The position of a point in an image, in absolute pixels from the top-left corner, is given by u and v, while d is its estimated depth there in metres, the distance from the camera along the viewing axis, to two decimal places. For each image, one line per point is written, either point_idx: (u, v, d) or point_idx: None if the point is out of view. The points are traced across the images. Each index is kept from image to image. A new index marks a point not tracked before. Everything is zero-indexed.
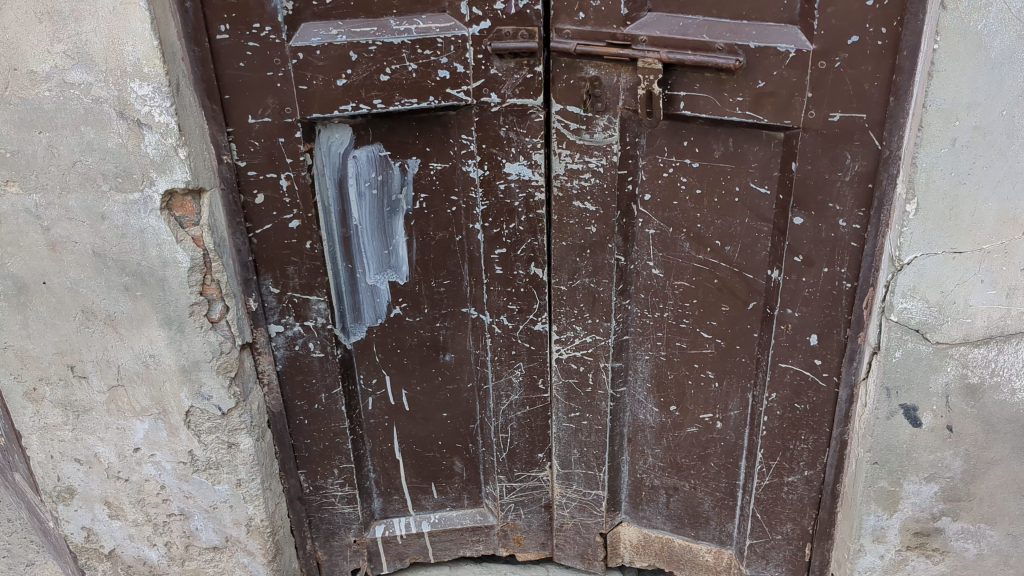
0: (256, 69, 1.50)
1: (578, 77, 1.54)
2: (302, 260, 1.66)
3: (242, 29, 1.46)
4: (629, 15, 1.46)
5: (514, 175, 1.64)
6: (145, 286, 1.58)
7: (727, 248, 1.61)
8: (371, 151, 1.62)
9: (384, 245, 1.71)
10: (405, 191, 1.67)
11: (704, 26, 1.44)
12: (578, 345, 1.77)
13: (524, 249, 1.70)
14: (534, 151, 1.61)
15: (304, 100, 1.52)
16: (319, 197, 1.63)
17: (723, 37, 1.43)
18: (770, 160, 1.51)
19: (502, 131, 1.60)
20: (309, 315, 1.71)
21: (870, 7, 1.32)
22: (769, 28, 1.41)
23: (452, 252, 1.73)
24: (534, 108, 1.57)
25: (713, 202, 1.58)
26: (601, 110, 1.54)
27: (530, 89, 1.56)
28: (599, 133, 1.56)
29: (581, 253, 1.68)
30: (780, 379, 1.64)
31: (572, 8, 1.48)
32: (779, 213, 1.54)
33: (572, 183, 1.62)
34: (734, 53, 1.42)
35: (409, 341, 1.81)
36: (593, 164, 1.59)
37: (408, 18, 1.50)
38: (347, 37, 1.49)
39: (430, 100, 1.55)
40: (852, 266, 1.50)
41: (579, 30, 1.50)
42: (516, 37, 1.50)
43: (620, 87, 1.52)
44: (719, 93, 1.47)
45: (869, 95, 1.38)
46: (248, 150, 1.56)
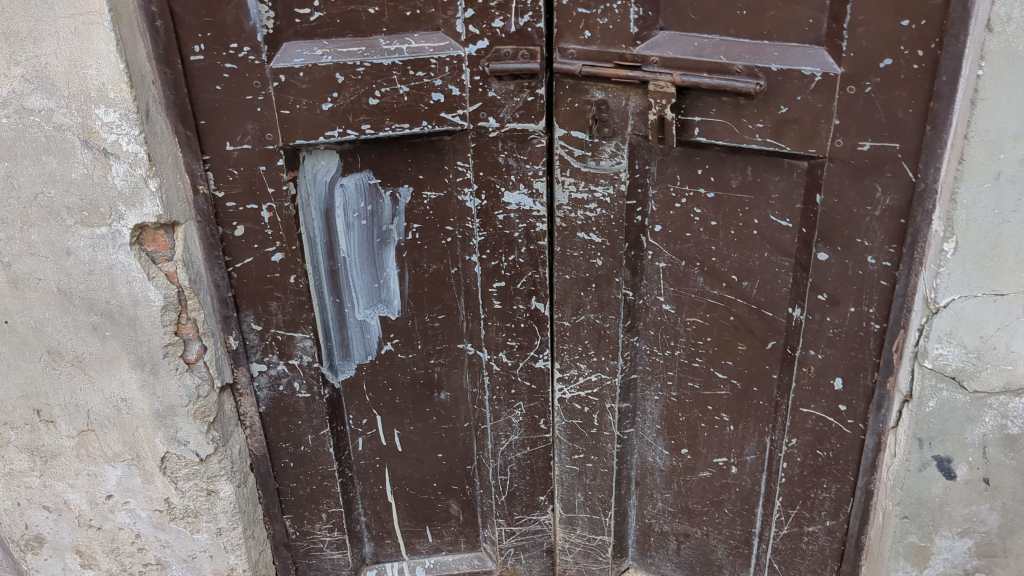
0: (234, 92, 1.38)
1: (583, 100, 1.42)
2: (285, 296, 1.54)
3: (219, 49, 1.35)
4: (640, 34, 1.35)
5: (513, 205, 1.52)
6: (115, 326, 1.45)
7: (744, 283, 1.49)
8: (359, 180, 1.50)
9: (374, 278, 1.59)
10: (396, 221, 1.55)
11: (721, 46, 1.33)
12: (583, 384, 1.66)
13: (524, 282, 1.59)
14: (536, 179, 1.50)
15: (287, 125, 1.41)
16: (304, 229, 1.51)
17: (742, 58, 1.31)
18: (792, 191, 1.39)
19: (501, 157, 1.48)
20: (293, 353, 1.59)
21: (905, 28, 1.20)
22: (794, 50, 1.30)
23: (447, 285, 1.61)
24: (536, 133, 1.46)
25: (729, 234, 1.47)
26: (608, 135, 1.43)
27: (531, 113, 1.44)
28: (606, 160, 1.45)
29: (585, 287, 1.57)
30: (801, 424, 1.53)
31: (576, 25, 1.37)
32: (802, 247, 1.42)
33: (576, 213, 1.51)
34: (755, 76, 1.31)
35: (402, 379, 1.68)
36: (599, 194, 1.48)
37: (398, 37, 1.39)
38: (332, 58, 1.38)
39: (423, 125, 1.44)
40: (881, 307, 1.38)
41: (584, 49, 1.38)
42: (516, 57, 1.39)
43: (628, 112, 1.40)
44: (737, 119, 1.35)
45: (903, 123, 1.26)
46: (226, 179, 1.44)
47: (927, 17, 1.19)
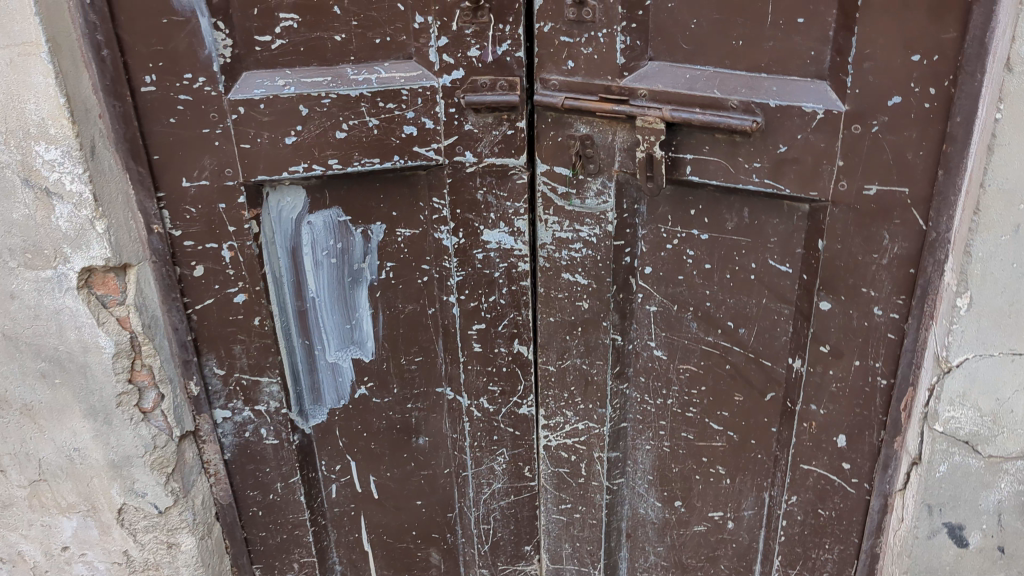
0: (190, 125, 1.28)
1: (567, 134, 1.32)
2: (249, 338, 1.44)
3: (172, 80, 1.25)
4: (627, 65, 1.25)
5: (493, 243, 1.42)
6: (65, 373, 1.35)
7: (741, 330, 1.38)
8: (327, 217, 1.40)
9: (345, 320, 1.48)
10: (369, 260, 1.44)
11: (714, 79, 1.23)
12: (569, 432, 1.55)
13: (505, 324, 1.48)
14: (517, 217, 1.40)
15: (248, 160, 1.31)
16: (268, 268, 1.41)
17: (738, 92, 1.21)
18: (792, 235, 1.28)
19: (479, 194, 1.38)
20: (259, 399, 1.49)
21: (916, 63, 1.10)
22: (794, 84, 1.19)
23: (424, 327, 1.50)
24: (516, 168, 1.36)
25: (725, 278, 1.36)
26: (594, 172, 1.32)
27: (511, 147, 1.34)
28: (592, 198, 1.34)
29: (571, 330, 1.46)
30: (802, 481, 1.42)
31: (559, 55, 1.27)
32: (803, 295, 1.31)
33: (561, 253, 1.41)
34: (752, 112, 1.20)
35: (377, 425, 1.58)
36: (585, 233, 1.37)
37: (367, 66, 1.29)
38: (295, 89, 1.28)
39: (395, 159, 1.33)
40: (888, 361, 1.27)
41: (567, 80, 1.28)
42: (494, 88, 1.29)
43: (615, 148, 1.29)
44: (732, 157, 1.25)
45: (913, 166, 1.15)
46: (183, 217, 1.34)
47: (940, 52, 1.08)
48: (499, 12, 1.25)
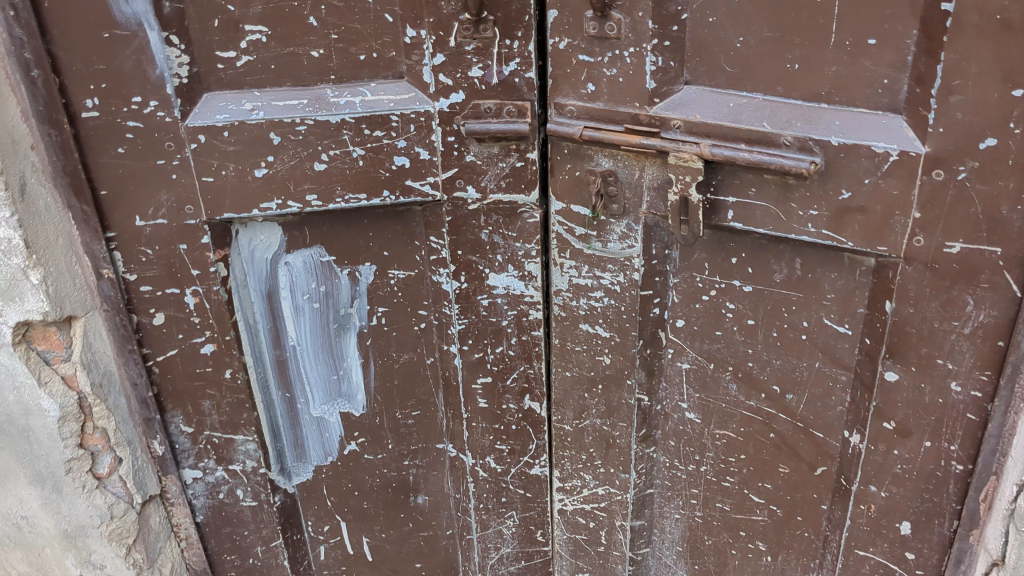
0: (141, 156, 1.09)
1: (587, 169, 1.11)
2: (220, 393, 1.25)
3: (118, 104, 1.06)
4: (658, 89, 1.05)
5: (500, 288, 1.22)
6: (4, 438, 1.17)
7: (789, 395, 1.18)
8: (308, 257, 1.21)
9: (331, 370, 1.29)
10: (357, 304, 1.25)
11: (764, 109, 1.02)
12: (588, 497, 1.36)
13: (515, 378, 1.29)
14: (528, 260, 1.20)
15: (211, 196, 1.12)
16: (240, 315, 1.22)
17: (792, 126, 1.00)
18: (854, 293, 1.08)
19: (484, 234, 1.18)
20: (233, 458, 1.31)
21: (1018, 99, 0.88)
22: (862, 118, 0.98)
23: (422, 378, 1.31)
24: (526, 206, 1.16)
25: (771, 336, 1.16)
26: (618, 213, 1.13)
27: (520, 181, 1.14)
28: (615, 242, 1.15)
29: (590, 387, 1.27)
30: (856, 568, 1.22)
31: (577, 76, 1.07)
32: (865, 362, 1.11)
33: (578, 301, 1.21)
34: (808, 151, 1.00)
35: (369, 483, 1.39)
36: (607, 281, 1.18)
37: (350, 87, 1.09)
38: (264, 113, 1.08)
39: (384, 195, 1.14)
40: (966, 444, 1.07)
41: (587, 106, 1.08)
42: (500, 115, 1.09)
43: (643, 186, 1.09)
44: (784, 202, 1.04)
45: (1008, 223, 0.94)
46: (138, 260, 1.15)
47: None
48: (505, 25, 1.04)
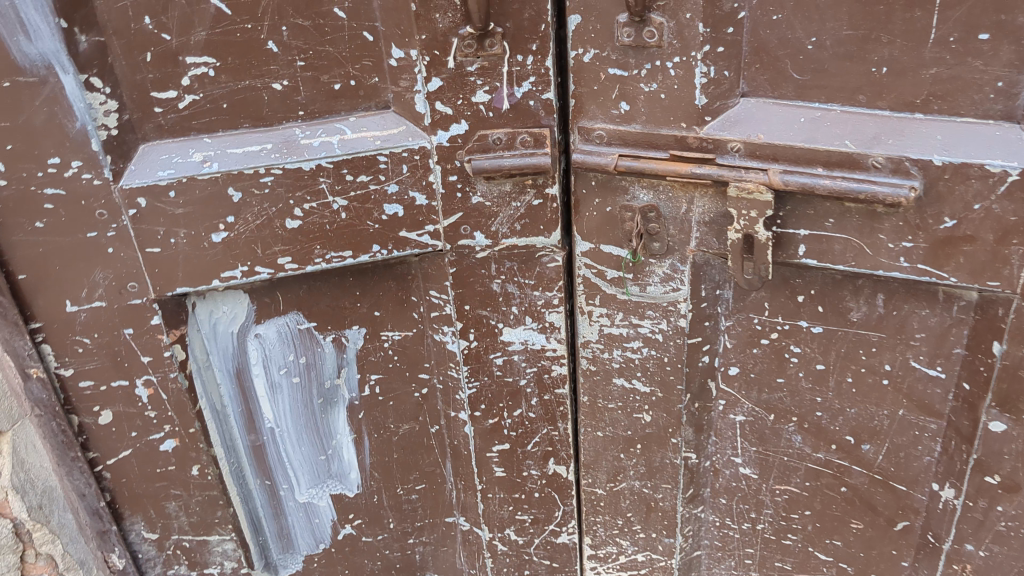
0: (67, 229, 0.86)
1: (620, 204, 0.92)
2: (187, 492, 1.04)
3: (30, 168, 0.83)
4: (710, 106, 0.85)
5: (516, 343, 1.02)
6: None
7: (865, 446, 1.01)
8: (283, 326, 0.99)
9: (318, 450, 1.09)
10: (345, 374, 1.04)
11: (844, 124, 0.83)
12: (625, 565, 1.18)
13: (537, 443, 1.10)
14: (549, 310, 1.00)
15: (159, 269, 0.90)
16: (205, 401, 1.01)
17: (883, 144, 0.81)
18: (950, 331, 0.90)
19: (495, 285, 0.98)
20: (208, 561, 1.10)
21: None
22: (971, 130, 0.79)
23: (425, 449, 1.11)
24: (546, 249, 0.96)
25: (845, 383, 0.98)
26: (660, 252, 0.93)
27: (538, 222, 0.94)
28: (656, 285, 0.96)
29: (626, 448, 1.08)
30: None
31: (607, 95, 0.87)
32: (961, 409, 0.93)
33: (610, 353, 1.02)
34: (904, 173, 0.81)
35: (369, 567, 1.19)
36: (646, 330, 0.99)
37: (324, 123, 0.88)
38: (219, 165, 0.86)
39: (375, 250, 0.93)
40: None
41: (619, 129, 0.88)
42: (512, 146, 0.89)
43: (691, 221, 0.90)
44: (871, 234, 0.85)
45: None
46: (74, 351, 0.93)
47: None
48: (517, 38, 0.83)
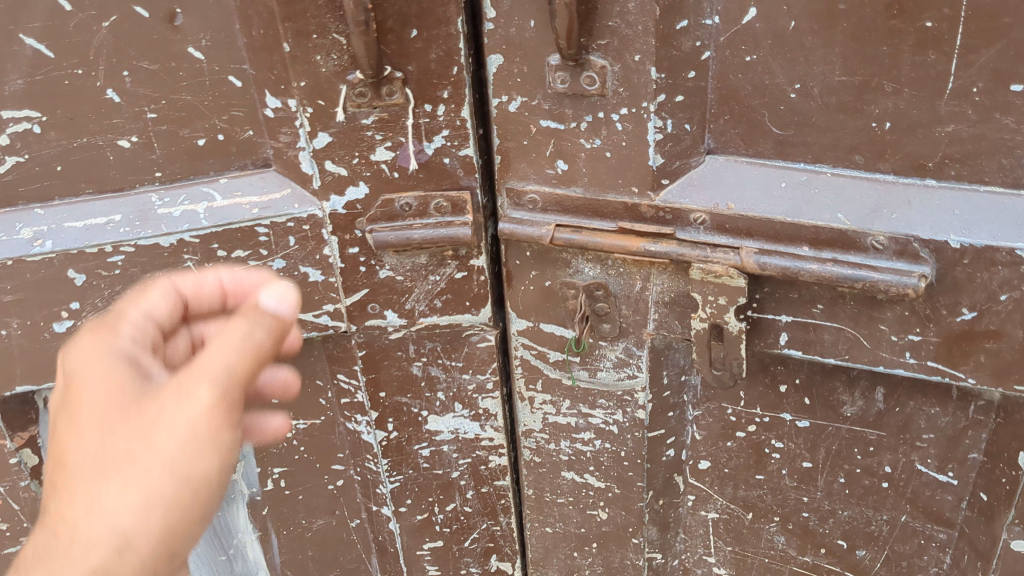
0: None
1: (563, 279, 0.74)
2: None
3: None
4: (667, 166, 0.67)
5: (445, 432, 0.86)
6: None
7: (859, 552, 0.84)
8: None
9: (217, 549, 0.93)
10: (240, 473, 0.87)
11: (835, 192, 0.65)
12: None
13: (475, 539, 0.94)
14: (482, 396, 0.83)
15: None
16: None
17: (885, 218, 0.64)
18: (964, 435, 0.73)
19: (415, 367, 0.81)
20: None
21: None
22: (999, 205, 0.61)
23: (346, 544, 0.94)
24: (473, 326, 0.79)
25: (836, 484, 0.81)
26: (611, 335, 0.76)
27: (463, 298, 0.77)
28: (607, 372, 0.79)
29: (579, 546, 0.92)
30: None
31: (541, 150, 0.69)
32: (976, 522, 0.77)
33: (558, 445, 0.86)
34: (911, 257, 0.63)
35: None
36: (598, 420, 0.82)
37: (187, 186, 0.71)
38: (54, 245, 0.69)
39: None
40: None
41: (557, 193, 0.71)
42: (425, 212, 0.71)
43: (649, 300, 0.73)
44: (870, 324, 0.68)
45: None
46: None
47: None
48: (423, 83, 0.66)
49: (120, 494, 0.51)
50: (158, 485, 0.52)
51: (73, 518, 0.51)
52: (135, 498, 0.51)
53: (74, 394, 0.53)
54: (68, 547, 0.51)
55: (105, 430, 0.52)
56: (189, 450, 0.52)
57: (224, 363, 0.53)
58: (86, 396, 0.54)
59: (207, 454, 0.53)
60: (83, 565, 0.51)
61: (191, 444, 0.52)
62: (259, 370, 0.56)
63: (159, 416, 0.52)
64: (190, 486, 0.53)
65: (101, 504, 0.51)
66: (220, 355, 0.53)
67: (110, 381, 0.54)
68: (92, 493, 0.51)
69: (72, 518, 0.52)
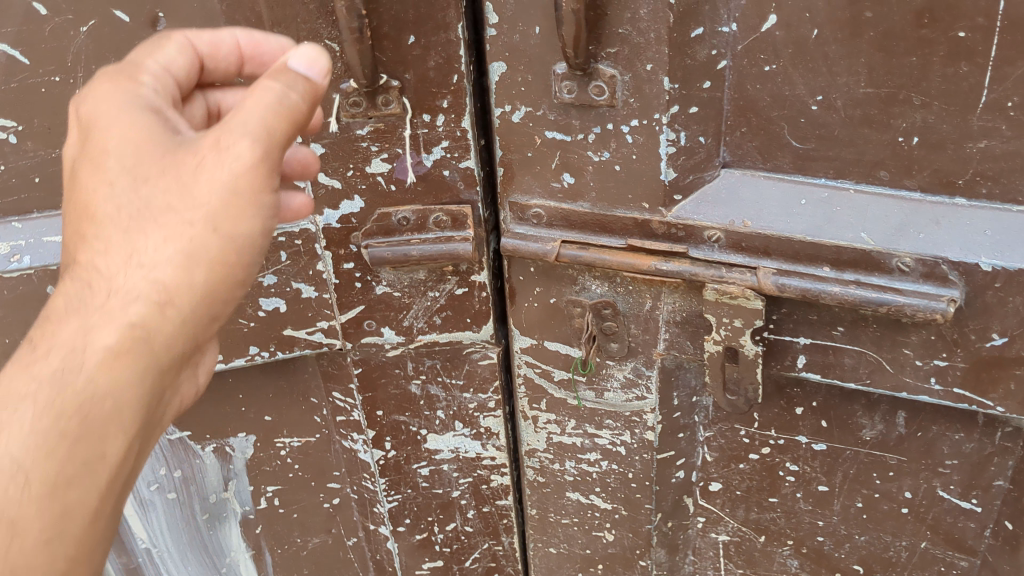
0: None
1: (569, 298, 0.71)
2: None
3: None
4: (680, 181, 0.64)
5: (445, 451, 0.82)
6: None
7: None
8: None
9: (210, 569, 0.90)
10: (231, 488, 0.84)
11: (859, 210, 0.61)
12: None
13: (477, 559, 0.91)
14: (484, 414, 0.80)
15: None
16: None
17: (911, 237, 0.60)
18: (990, 461, 0.70)
19: (414, 386, 0.78)
20: None
21: None
22: None
23: (343, 563, 0.91)
24: (475, 344, 0.75)
25: (854, 508, 0.78)
26: (620, 355, 0.73)
27: (464, 315, 0.73)
28: (615, 392, 0.75)
29: (585, 568, 0.89)
30: None
31: (547, 163, 0.66)
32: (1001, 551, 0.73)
33: (563, 466, 0.82)
34: (938, 280, 0.59)
35: None
36: (605, 441, 0.79)
37: None
38: (31, 261, 0.66)
39: (253, 353, 0.73)
40: None
41: (563, 207, 0.67)
42: (423, 227, 0.67)
43: (658, 320, 0.69)
44: (893, 347, 0.64)
45: None
46: None
47: None
48: (421, 92, 0.62)
49: (162, 246, 0.48)
50: (198, 238, 0.49)
51: (106, 273, 0.48)
52: (175, 252, 0.48)
53: (97, 156, 0.48)
54: (104, 300, 0.48)
55: (139, 180, 0.48)
56: (229, 191, 0.48)
57: (258, 128, 0.48)
58: (108, 153, 0.49)
59: (246, 213, 0.50)
60: (119, 318, 0.48)
61: (230, 195, 0.48)
62: (290, 141, 0.51)
63: (195, 175, 0.48)
64: (232, 245, 0.50)
65: (140, 257, 0.48)
66: (253, 116, 0.48)
67: (126, 181, 0.48)
68: (131, 241, 0.48)
69: (63, 334, 0.48)
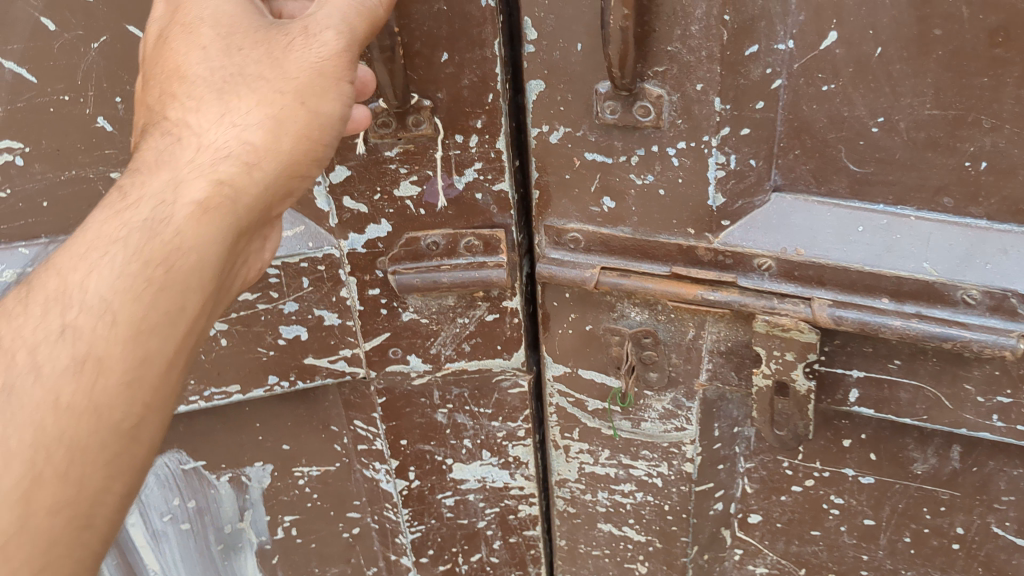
0: None
1: (606, 326, 0.67)
2: None
3: None
4: (728, 206, 0.60)
5: (471, 481, 0.79)
6: None
7: None
8: (159, 467, 0.77)
9: None
10: (248, 518, 0.81)
11: (922, 238, 0.57)
12: None
13: None
14: (513, 442, 0.76)
15: None
16: None
17: (979, 267, 0.56)
18: None
19: (439, 415, 0.74)
20: None
21: None
22: None
23: None
24: (504, 371, 0.71)
25: (901, 543, 0.74)
26: (658, 385, 0.69)
27: (494, 342, 0.69)
28: (652, 424, 0.72)
29: None
30: None
31: (586, 186, 0.62)
32: None
33: (594, 496, 0.78)
34: (1008, 313, 0.56)
35: None
36: (640, 472, 0.75)
37: None
38: None
39: (272, 383, 0.69)
40: None
41: (602, 232, 0.63)
42: (454, 252, 0.63)
43: (701, 349, 0.66)
44: (952, 382, 0.61)
45: None
46: None
47: None
48: (454, 112, 0.59)
49: (252, 112, 0.47)
50: (288, 112, 0.47)
51: (197, 129, 0.47)
52: (263, 117, 0.47)
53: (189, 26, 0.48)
54: (194, 155, 0.46)
55: (233, 49, 0.48)
56: (320, 76, 0.48)
57: (345, 21, 0.48)
58: (200, 25, 0.49)
59: (331, 92, 0.49)
60: (208, 172, 0.46)
61: (322, 76, 0.48)
62: (369, 40, 0.51)
63: (286, 52, 0.48)
64: (318, 129, 0.49)
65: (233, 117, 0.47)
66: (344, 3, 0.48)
67: (219, 47, 0.48)
68: (223, 103, 0.47)
69: (150, 184, 0.45)
